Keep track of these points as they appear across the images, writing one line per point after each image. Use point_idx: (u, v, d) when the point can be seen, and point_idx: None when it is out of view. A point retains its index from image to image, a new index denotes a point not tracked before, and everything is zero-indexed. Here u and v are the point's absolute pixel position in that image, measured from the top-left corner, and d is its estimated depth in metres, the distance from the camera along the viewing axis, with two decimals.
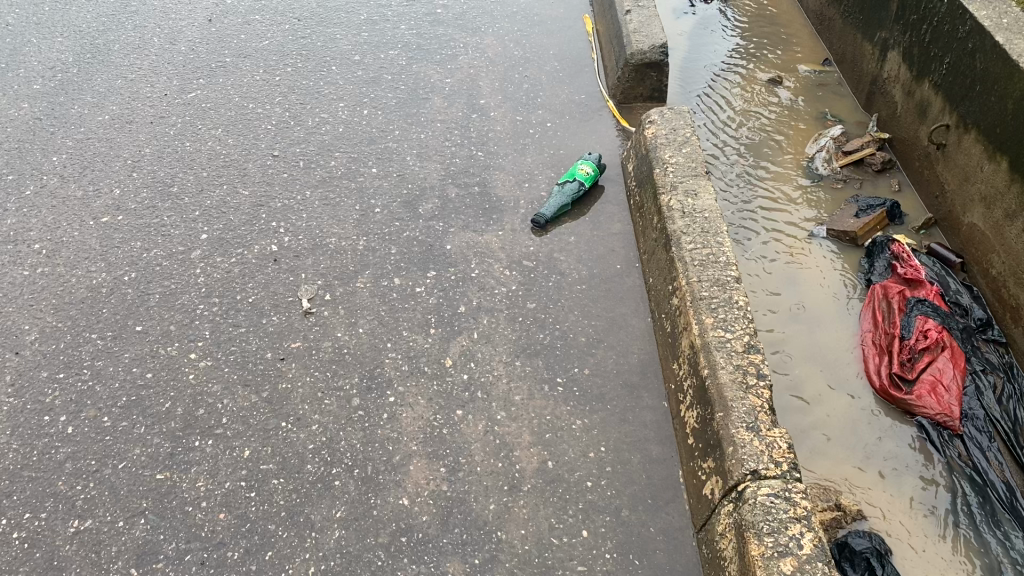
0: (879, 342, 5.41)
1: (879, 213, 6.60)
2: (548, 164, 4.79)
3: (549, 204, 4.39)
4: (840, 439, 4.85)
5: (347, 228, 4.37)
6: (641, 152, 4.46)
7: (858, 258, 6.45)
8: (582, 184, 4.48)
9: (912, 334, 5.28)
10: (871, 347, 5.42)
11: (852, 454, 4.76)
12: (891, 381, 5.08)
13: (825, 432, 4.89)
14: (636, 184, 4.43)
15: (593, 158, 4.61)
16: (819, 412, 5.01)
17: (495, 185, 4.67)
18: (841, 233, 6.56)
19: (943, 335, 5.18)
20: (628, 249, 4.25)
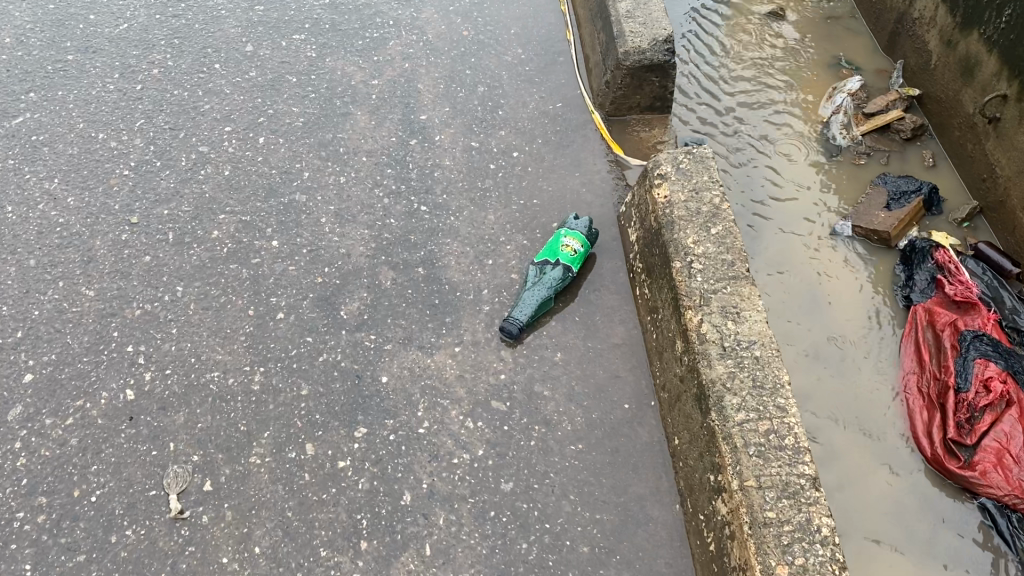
0: (927, 389, 3.94)
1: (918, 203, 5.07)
2: (517, 226, 3.48)
3: (521, 303, 3.14)
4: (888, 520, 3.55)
5: (239, 351, 3.07)
6: (651, 222, 3.18)
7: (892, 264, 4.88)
8: (565, 267, 3.21)
9: (971, 383, 3.82)
10: (917, 396, 3.95)
11: (900, 540, 3.48)
12: (947, 449, 3.68)
13: (864, 504, 3.60)
14: (644, 269, 3.16)
15: (579, 224, 3.31)
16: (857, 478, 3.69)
17: (446, 264, 3.36)
18: (867, 232, 4.97)
19: (1011, 387, 3.76)
20: (637, 377, 3.02)
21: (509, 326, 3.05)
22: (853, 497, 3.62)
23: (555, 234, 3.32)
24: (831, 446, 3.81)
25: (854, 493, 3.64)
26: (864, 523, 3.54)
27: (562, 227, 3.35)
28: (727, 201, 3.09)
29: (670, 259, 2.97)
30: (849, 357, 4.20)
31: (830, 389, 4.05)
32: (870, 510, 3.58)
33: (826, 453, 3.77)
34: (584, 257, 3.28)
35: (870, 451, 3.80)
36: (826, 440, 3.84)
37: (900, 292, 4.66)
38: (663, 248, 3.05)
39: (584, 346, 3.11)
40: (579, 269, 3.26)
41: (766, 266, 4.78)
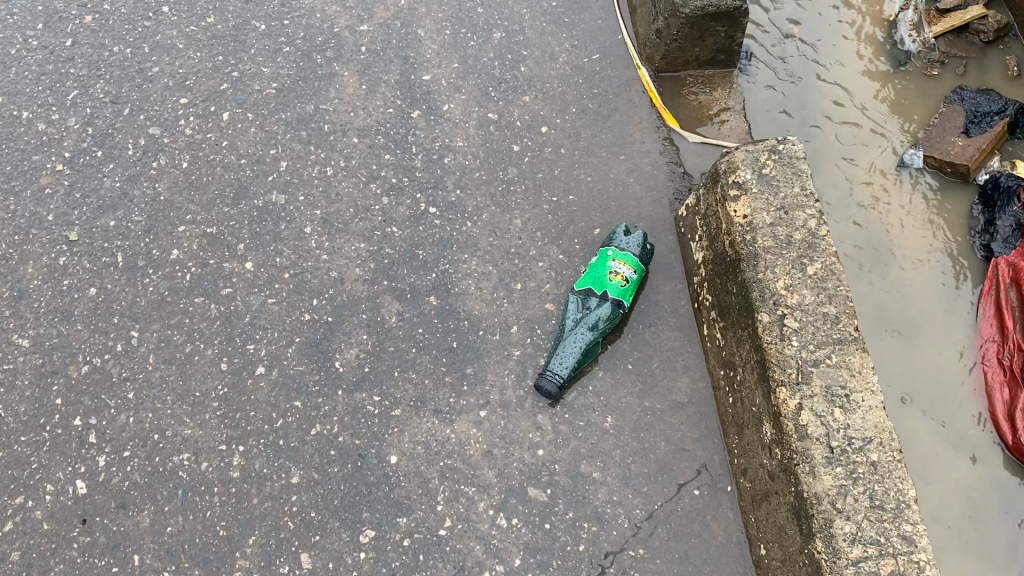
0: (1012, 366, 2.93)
1: (1000, 129, 3.42)
2: (551, 236, 2.79)
3: (559, 348, 2.51)
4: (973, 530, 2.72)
5: (213, 425, 2.48)
6: (725, 245, 2.49)
7: (962, 210, 3.36)
8: (614, 301, 2.55)
9: None
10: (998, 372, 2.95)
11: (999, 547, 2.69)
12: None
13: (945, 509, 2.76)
14: (717, 306, 2.51)
15: (629, 241, 2.63)
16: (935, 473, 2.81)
17: (464, 290, 2.69)
18: (942, 163, 3.41)
19: None
20: (707, 452, 2.44)
21: (546, 385, 2.45)
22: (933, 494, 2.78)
23: (598, 255, 2.66)
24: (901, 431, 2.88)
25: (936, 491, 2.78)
26: (950, 534, 2.71)
27: (607, 244, 2.67)
28: (824, 224, 2.40)
29: (755, 308, 2.33)
30: (918, 304, 3.14)
31: (893, 352, 3.04)
32: (955, 514, 2.74)
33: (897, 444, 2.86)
34: (635, 285, 2.61)
35: (949, 433, 2.89)
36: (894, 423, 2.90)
37: (976, 240, 3.28)
38: (744, 288, 2.39)
39: (641, 407, 2.50)
40: (630, 301, 2.60)
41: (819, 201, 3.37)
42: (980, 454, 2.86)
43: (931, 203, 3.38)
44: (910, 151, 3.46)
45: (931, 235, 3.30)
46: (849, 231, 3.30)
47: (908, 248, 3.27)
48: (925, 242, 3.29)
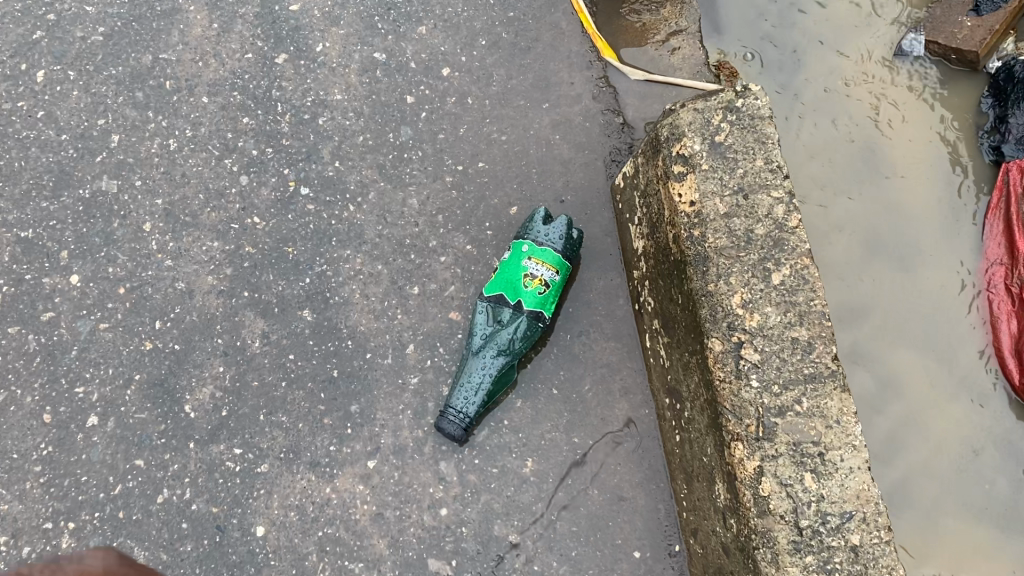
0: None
1: None
2: (455, 220, 2.20)
3: (463, 379, 1.97)
4: (967, 496, 2.19)
5: (35, 497, 1.99)
6: (667, 237, 1.92)
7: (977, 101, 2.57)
8: (529, 314, 1.98)
9: None
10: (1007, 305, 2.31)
11: (995, 516, 2.18)
12: None
13: (933, 473, 2.21)
14: (659, 315, 1.96)
15: (548, 231, 2.01)
16: (924, 430, 2.24)
17: (345, 299, 2.14)
18: (946, 50, 2.58)
19: None
20: (650, 501, 1.96)
21: (448, 431, 1.94)
22: (920, 453, 2.23)
23: (511, 247, 2.05)
24: (884, 377, 2.29)
25: (922, 452, 2.22)
26: (936, 500, 2.19)
27: (523, 231, 2.06)
28: (795, 211, 1.82)
29: (704, 331, 1.78)
30: (914, 212, 2.46)
31: (880, 277, 2.39)
32: (945, 476, 2.21)
33: (877, 394, 2.28)
34: (558, 285, 2.03)
35: (944, 378, 2.29)
36: (875, 367, 2.31)
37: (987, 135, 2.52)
38: (690, 300, 1.83)
39: (569, 445, 2.00)
40: (553, 305, 2.03)
41: (792, 92, 2.59)
42: (981, 401, 2.27)
43: (932, 84, 2.60)
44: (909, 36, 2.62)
45: (932, 129, 2.56)
46: (830, 127, 2.55)
47: (903, 140, 2.55)
48: (926, 131, 2.55)
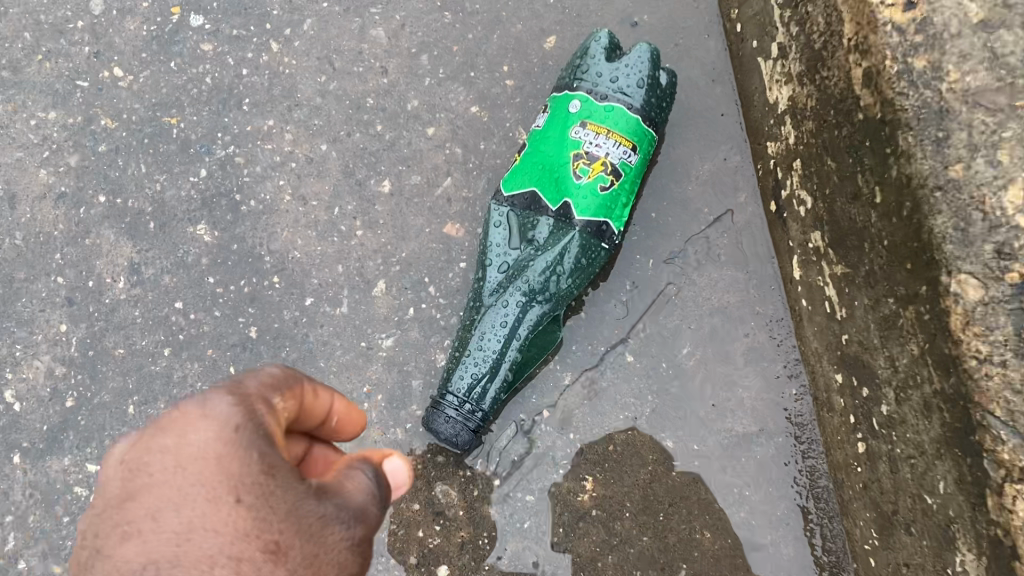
0: None
1: None
2: (448, 64, 1.29)
3: (467, 341, 1.10)
4: None
5: None
6: (847, 77, 1.01)
7: None
8: (584, 224, 1.09)
9: None
10: None
11: None
12: None
13: None
14: (824, 223, 1.08)
15: (614, 74, 1.12)
16: None
17: (268, 203, 1.26)
18: None
19: None
20: (802, 551, 1.12)
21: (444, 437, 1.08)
22: None
23: (547, 109, 1.16)
24: None
25: None
26: None
27: (566, 79, 1.16)
28: None
29: (940, 260, 0.89)
30: None
31: None
32: None
33: None
34: (635, 172, 1.13)
35: None
36: None
37: None
38: (904, 198, 0.94)
39: (657, 454, 1.15)
40: (625, 210, 1.14)
41: None
42: None
43: None
44: None
45: None
46: None
47: None
48: None
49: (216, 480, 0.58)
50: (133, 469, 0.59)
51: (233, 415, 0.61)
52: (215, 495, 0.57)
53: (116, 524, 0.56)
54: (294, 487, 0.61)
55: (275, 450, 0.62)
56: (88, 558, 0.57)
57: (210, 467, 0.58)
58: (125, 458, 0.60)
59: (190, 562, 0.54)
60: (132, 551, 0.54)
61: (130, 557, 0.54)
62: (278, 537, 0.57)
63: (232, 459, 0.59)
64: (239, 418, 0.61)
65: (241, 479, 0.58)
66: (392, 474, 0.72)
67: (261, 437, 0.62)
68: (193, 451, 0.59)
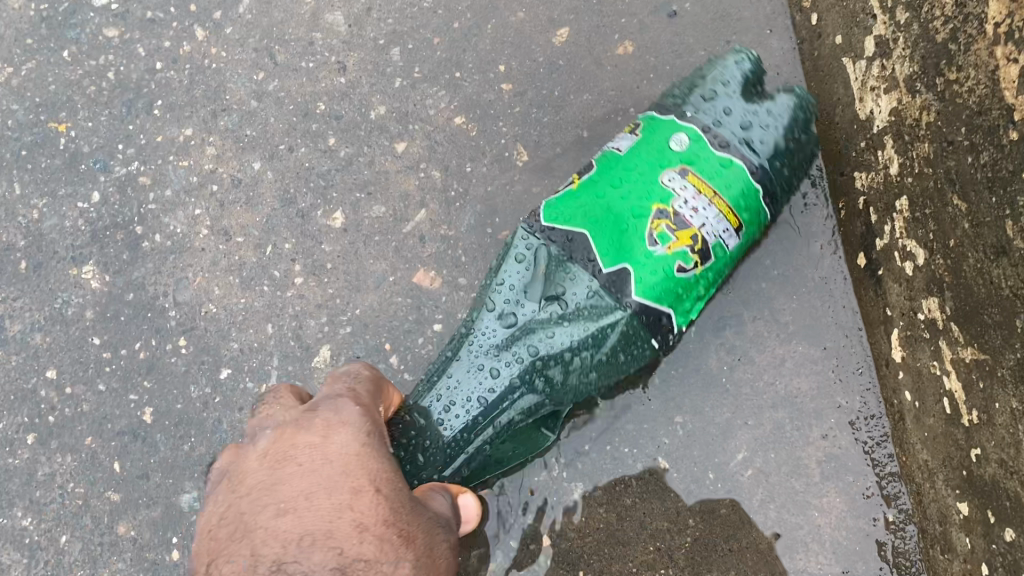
0: None
1: None
2: (426, 61, 0.98)
3: (417, 401, 0.73)
4: None
5: None
6: (993, 77, 0.71)
7: None
8: (640, 312, 0.74)
9: None
10: None
11: None
12: None
13: None
14: (947, 287, 0.76)
15: (746, 118, 0.80)
16: None
17: (179, 238, 0.94)
18: None
19: None
20: None
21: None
22: None
23: (633, 132, 0.82)
24: None
25: None
26: None
27: (673, 101, 0.83)
28: None
29: None
30: None
31: None
32: None
33: None
34: (727, 259, 0.80)
35: None
36: None
37: None
38: None
39: None
40: (697, 305, 0.80)
41: None
42: None
43: None
44: None
45: None
46: None
47: None
48: None
49: (356, 472, 0.49)
50: (272, 466, 0.49)
51: (361, 418, 0.56)
52: (358, 486, 0.48)
53: (267, 503, 0.45)
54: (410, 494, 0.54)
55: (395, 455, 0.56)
56: (222, 541, 0.45)
57: (354, 456, 0.51)
58: (262, 455, 0.51)
59: (345, 536, 0.44)
60: (284, 525, 0.43)
61: (286, 529, 0.43)
62: (411, 530, 0.50)
63: (368, 449, 0.52)
64: (359, 421, 0.55)
65: (378, 475, 0.50)
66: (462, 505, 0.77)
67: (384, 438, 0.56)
68: (338, 447, 0.51)
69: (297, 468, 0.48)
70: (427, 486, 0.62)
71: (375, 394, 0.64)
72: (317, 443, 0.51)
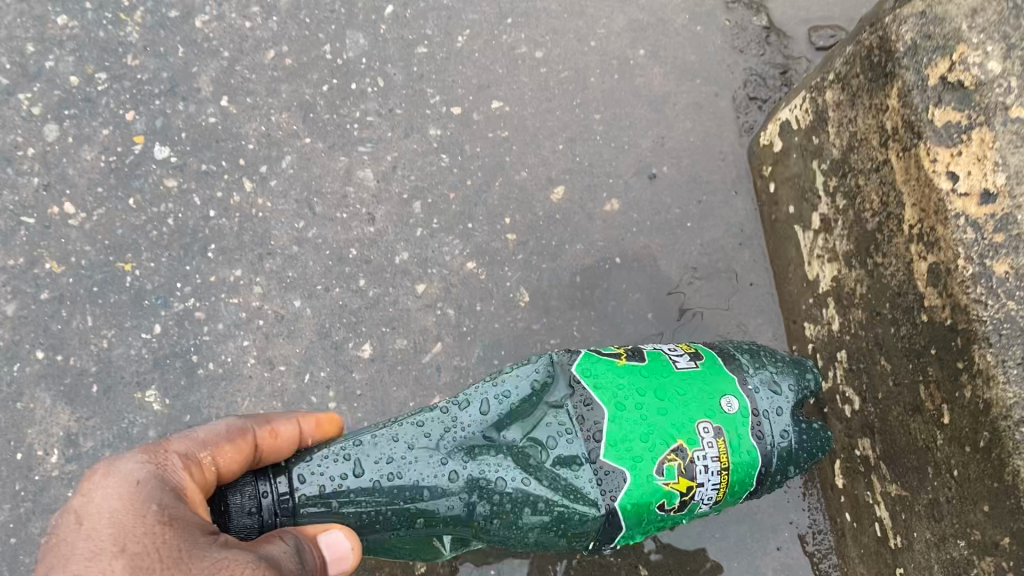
0: None
1: None
2: (443, 213, 1.15)
3: (365, 449, 0.79)
4: None
5: None
6: (908, 268, 0.87)
7: None
8: (605, 515, 0.80)
9: None
10: None
11: None
12: None
13: None
14: (876, 431, 0.92)
15: (787, 425, 0.87)
16: None
17: (230, 367, 1.10)
18: None
19: None
20: None
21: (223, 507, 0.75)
22: None
23: (699, 360, 0.89)
24: None
25: None
26: None
27: (736, 351, 0.93)
28: None
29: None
30: None
31: None
32: None
33: None
34: (691, 515, 0.87)
35: None
36: None
37: None
38: (980, 426, 0.79)
39: None
40: (636, 539, 0.86)
41: None
42: None
43: None
44: None
45: None
46: None
47: None
48: None
49: (104, 538, 0.65)
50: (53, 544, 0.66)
51: (141, 473, 0.71)
52: (101, 553, 0.64)
53: None
54: (189, 532, 0.67)
55: (179, 501, 0.70)
56: None
57: (105, 522, 0.66)
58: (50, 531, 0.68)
59: None
60: None
61: None
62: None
63: (119, 510, 0.67)
64: (146, 472, 0.71)
65: (128, 531, 0.65)
66: (330, 547, 0.72)
67: (167, 487, 0.70)
68: (95, 513, 0.67)
69: (73, 532, 0.66)
70: (276, 533, 0.71)
71: (205, 437, 0.77)
72: (82, 499, 0.68)
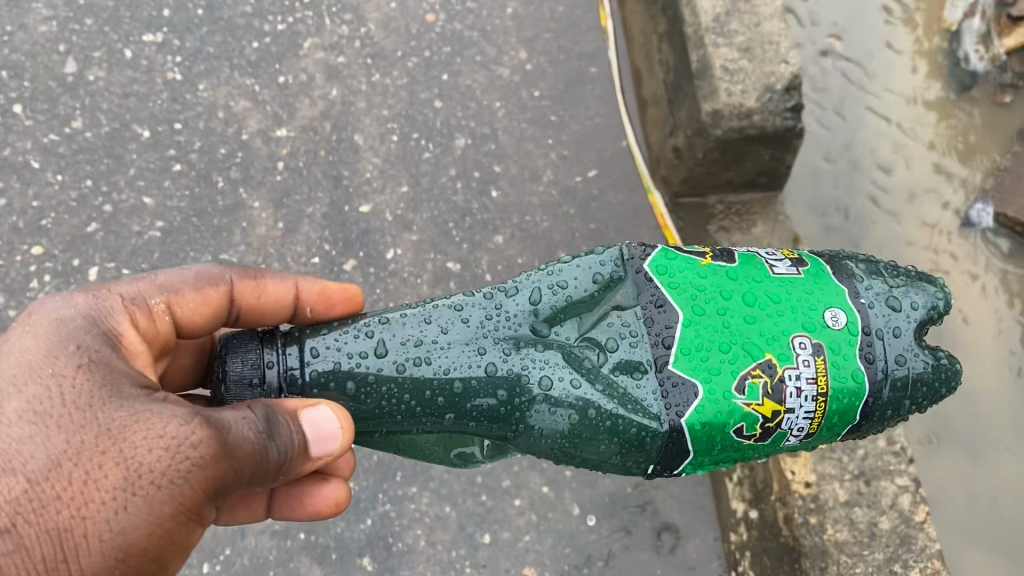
0: None
1: None
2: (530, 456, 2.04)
3: (392, 332, 1.10)
4: None
5: None
6: (775, 514, 1.77)
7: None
8: (667, 431, 1.06)
9: None
10: None
11: None
12: None
13: None
14: None
15: (899, 352, 1.13)
16: None
17: (411, 545, 1.98)
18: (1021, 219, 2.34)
19: None
20: None
21: (228, 374, 1.07)
22: None
23: (805, 270, 1.17)
24: None
25: None
26: None
27: (860, 267, 1.20)
28: (922, 501, 1.69)
29: None
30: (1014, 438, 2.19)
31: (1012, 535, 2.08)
32: None
33: None
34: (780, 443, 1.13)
35: None
36: None
37: None
38: None
39: None
40: (723, 457, 1.12)
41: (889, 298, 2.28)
42: None
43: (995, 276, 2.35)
44: (977, 205, 2.40)
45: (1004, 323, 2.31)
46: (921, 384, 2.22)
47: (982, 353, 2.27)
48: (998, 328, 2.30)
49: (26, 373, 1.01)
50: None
51: (71, 316, 1.09)
52: (18, 386, 1.00)
53: None
54: (118, 392, 1.03)
55: (101, 350, 1.06)
56: None
57: (29, 360, 1.02)
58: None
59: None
60: None
61: None
62: (74, 429, 0.98)
63: (40, 351, 1.04)
64: (83, 306, 1.11)
65: (49, 366, 1.02)
66: (317, 423, 1.06)
67: (97, 344, 1.07)
68: (26, 353, 1.03)
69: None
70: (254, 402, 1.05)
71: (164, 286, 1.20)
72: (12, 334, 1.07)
